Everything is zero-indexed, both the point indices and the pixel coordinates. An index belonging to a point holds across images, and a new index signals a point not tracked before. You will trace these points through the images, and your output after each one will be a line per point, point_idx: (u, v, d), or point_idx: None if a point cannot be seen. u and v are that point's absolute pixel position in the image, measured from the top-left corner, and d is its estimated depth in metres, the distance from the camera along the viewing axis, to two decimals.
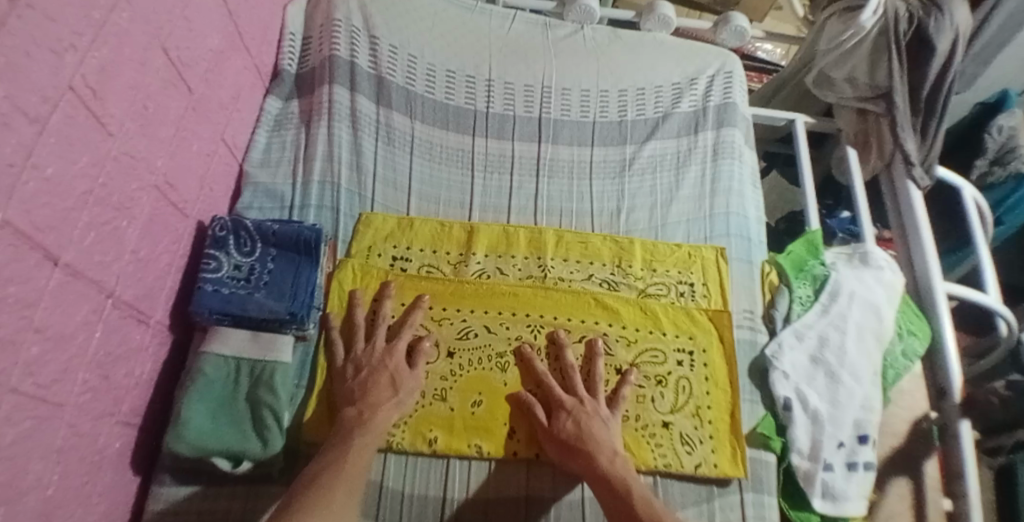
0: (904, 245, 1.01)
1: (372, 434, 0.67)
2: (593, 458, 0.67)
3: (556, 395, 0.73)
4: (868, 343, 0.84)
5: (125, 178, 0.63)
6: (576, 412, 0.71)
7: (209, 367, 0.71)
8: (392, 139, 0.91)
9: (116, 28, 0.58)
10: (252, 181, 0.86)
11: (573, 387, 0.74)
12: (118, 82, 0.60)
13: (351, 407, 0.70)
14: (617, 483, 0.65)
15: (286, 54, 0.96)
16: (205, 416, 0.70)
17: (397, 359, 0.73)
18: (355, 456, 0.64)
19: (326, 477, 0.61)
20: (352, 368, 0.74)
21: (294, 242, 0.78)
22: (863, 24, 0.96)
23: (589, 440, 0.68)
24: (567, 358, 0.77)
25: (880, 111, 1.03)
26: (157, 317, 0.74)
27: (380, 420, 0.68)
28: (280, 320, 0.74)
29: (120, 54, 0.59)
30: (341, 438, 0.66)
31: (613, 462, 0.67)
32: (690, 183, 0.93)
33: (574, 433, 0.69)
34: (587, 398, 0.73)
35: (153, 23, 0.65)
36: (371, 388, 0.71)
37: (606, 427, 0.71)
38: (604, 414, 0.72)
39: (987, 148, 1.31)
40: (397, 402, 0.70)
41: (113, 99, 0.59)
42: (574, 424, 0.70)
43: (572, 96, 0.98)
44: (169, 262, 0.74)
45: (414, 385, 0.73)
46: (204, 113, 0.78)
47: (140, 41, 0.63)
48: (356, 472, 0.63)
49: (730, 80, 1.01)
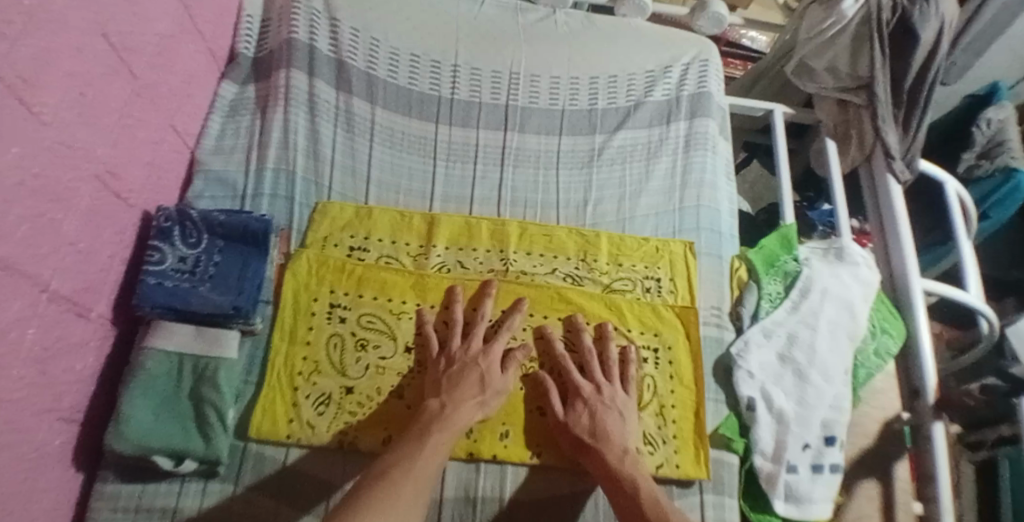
0: (882, 240, 0.98)
1: (449, 432, 0.65)
2: (602, 455, 0.66)
3: (575, 381, 0.73)
4: (839, 341, 0.82)
5: (62, 169, 0.60)
6: (592, 402, 0.71)
7: (151, 362, 0.69)
8: (351, 125, 0.87)
9: (50, 14, 0.55)
10: (204, 168, 0.83)
11: (591, 373, 0.74)
12: (53, 70, 0.56)
13: (434, 399, 0.68)
14: (625, 481, 0.64)
15: (243, 37, 0.93)
16: (148, 412, 0.67)
17: (490, 360, 0.72)
18: (429, 451, 0.62)
19: (395, 473, 0.58)
20: (444, 361, 0.73)
21: (241, 233, 0.75)
22: (845, 12, 0.94)
23: (602, 437, 0.68)
24: (585, 342, 0.76)
25: (862, 102, 1.00)
26: (99, 310, 0.71)
27: (463, 417, 0.67)
28: (223, 314, 0.71)
29: (55, 40, 0.56)
30: (419, 432, 0.64)
31: (623, 460, 0.66)
32: (660, 175, 0.90)
33: (589, 427, 0.69)
34: (603, 387, 0.72)
35: (93, 7, 0.61)
36: (461, 383, 0.69)
37: (620, 419, 0.70)
38: (620, 406, 0.71)
39: (975, 141, 1.28)
40: (482, 404, 0.69)
41: (48, 88, 0.56)
42: (590, 417, 0.70)
43: (541, 83, 0.94)
44: (112, 253, 0.71)
45: (502, 387, 0.71)
46: (152, 99, 0.75)
47: (78, 26, 0.59)
48: (426, 474, 0.60)
49: (705, 69, 0.98)
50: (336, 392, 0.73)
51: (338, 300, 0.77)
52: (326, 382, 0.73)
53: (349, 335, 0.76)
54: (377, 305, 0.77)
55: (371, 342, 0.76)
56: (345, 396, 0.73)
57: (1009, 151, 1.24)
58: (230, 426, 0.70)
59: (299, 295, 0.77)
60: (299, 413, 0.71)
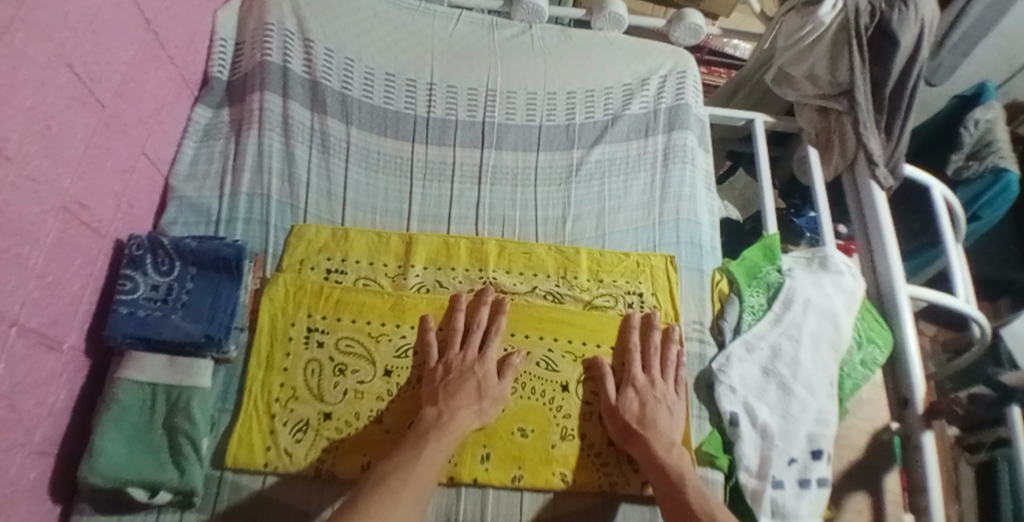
0: (867, 249, 0.97)
1: (448, 439, 0.66)
2: (649, 444, 0.69)
3: (634, 371, 0.75)
4: (824, 351, 0.81)
5: (27, 202, 0.58)
6: (644, 392, 0.73)
7: (123, 393, 0.68)
8: (327, 147, 0.87)
9: (8, 50, 0.54)
10: (177, 195, 0.83)
11: (650, 365, 0.76)
12: (14, 102, 0.55)
13: (431, 407, 0.69)
14: (672, 473, 0.67)
15: (216, 62, 0.93)
16: (120, 445, 0.66)
17: (487, 367, 0.73)
18: (426, 460, 0.64)
19: (394, 480, 0.61)
20: (442, 370, 0.73)
21: (214, 261, 0.74)
22: (821, 19, 0.93)
23: (650, 426, 0.70)
24: (654, 341, 0.78)
25: (842, 108, 0.99)
26: (70, 342, 0.68)
27: (460, 422, 0.68)
28: (195, 343, 0.70)
29: (16, 75, 0.55)
30: (418, 437, 0.66)
31: (669, 451, 0.69)
32: (638, 189, 0.90)
33: (638, 415, 0.71)
34: (658, 381, 0.75)
35: (55, 38, 0.60)
36: (457, 392, 0.70)
37: (668, 412, 0.73)
38: (669, 401, 0.74)
39: (964, 142, 1.27)
40: (478, 411, 0.70)
41: (10, 122, 0.55)
42: (640, 404, 0.72)
43: (518, 100, 0.94)
44: (82, 285, 0.70)
45: (498, 395, 0.72)
46: (119, 128, 0.74)
47: (40, 59, 0.58)
48: (427, 477, 0.62)
49: (683, 81, 0.97)
50: (314, 418, 0.72)
51: (315, 324, 0.76)
52: (303, 408, 0.72)
53: (326, 360, 0.74)
54: (355, 328, 0.76)
55: (349, 367, 0.74)
56: (323, 422, 0.71)
57: (998, 151, 1.24)
58: (205, 456, 0.69)
59: (276, 320, 0.76)
60: (276, 441, 0.70)
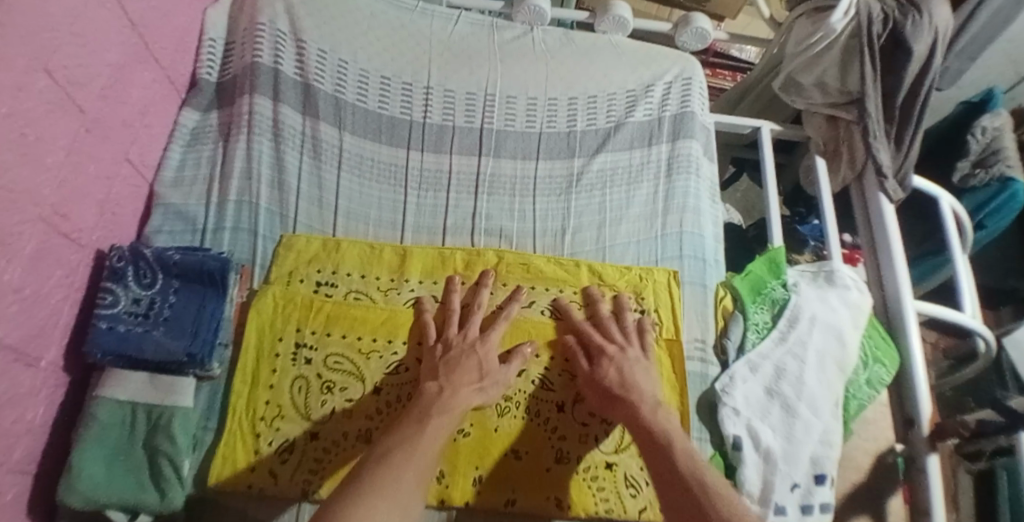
0: (874, 261, 0.95)
1: (450, 415, 0.63)
2: (635, 408, 0.66)
3: (596, 341, 0.73)
4: (830, 371, 0.79)
5: (6, 215, 0.55)
6: (617, 359, 0.71)
7: (103, 411, 0.65)
8: (318, 152, 0.84)
9: None
10: (163, 202, 0.80)
11: (610, 334, 0.74)
12: None
13: (433, 381, 0.67)
14: (658, 435, 0.63)
15: (205, 62, 0.90)
16: (100, 464, 0.64)
17: (489, 347, 0.71)
18: (430, 435, 0.60)
19: (400, 453, 0.57)
20: (441, 347, 0.71)
21: (198, 273, 0.72)
22: (833, 27, 0.89)
23: (632, 389, 0.68)
24: (602, 311, 0.77)
25: (852, 117, 0.96)
26: (49, 357, 0.65)
27: (462, 400, 0.65)
28: (177, 361, 0.67)
29: None
30: (418, 413, 0.62)
31: (655, 412, 0.66)
32: (641, 201, 0.87)
33: (618, 380, 0.69)
34: (625, 345, 0.73)
35: (35, 42, 0.56)
36: (459, 367, 0.68)
37: (645, 372, 0.71)
38: (643, 363, 0.72)
39: (969, 150, 1.23)
40: (480, 389, 0.67)
41: None
42: (617, 372, 0.70)
43: (517, 105, 0.91)
44: (63, 297, 0.66)
45: (502, 378, 0.69)
46: (103, 133, 0.70)
47: (20, 63, 0.54)
48: (429, 451, 0.59)
49: (688, 86, 0.94)
50: (300, 438, 0.69)
51: (304, 340, 0.73)
52: (290, 428, 0.69)
53: (314, 377, 0.71)
54: (345, 344, 0.73)
55: (338, 384, 0.71)
56: (309, 442, 0.69)
57: (1005, 160, 1.19)
58: (187, 478, 0.66)
59: (263, 334, 0.73)
60: (261, 461, 0.67)
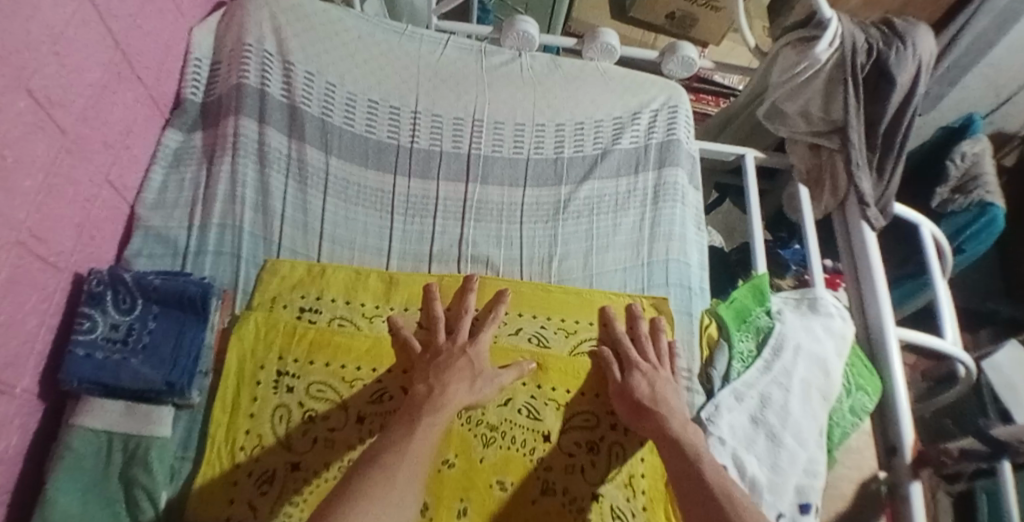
0: (856, 286, 0.96)
1: (440, 414, 0.62)
2: (664, 420, 0.67)
3: (633, 357, 0.74)
4: (815, 401, 0.79)
5: None
6: (650, 374, 0.72)
7: (78, 441, 0.63)
8: (304, 177, 0.83)
9: None
10: (143, 224, 0.78)
11: (646, 353, 0.76)
12: None
13: (422, 384, 0.66)
14: (687, 448, 0.64)
15: (190, 82, 0.89)
16: (74, 496, 0.61)
17: (479, 348, 0.71)
18: (421, 437, 0.58)
19: (388, 456, 0.55)
20: (431, 353, 0.71)
21: (178, 299, 0.70)
22: (817, 57, 0.91)
23: (662, 403, 0.69)
24: (640, 329, 0.78)
25: (834, 145, 0.98)
26: (23, 385, 0.63)
27: (454, 397, 0.64)
28: (156, 390, 0.66)
29: None
30: (411, 413, 0.61)
31: (684, 428, 0.67)
32: (626, 228, 0.88)
33: (648, 394, 0.70)
34: (660, 366, 0.74)
35: (14, 62, 0.55)
36: (450, 369, 0.68)
37: (676, 393, 0.72)
38: (675, 385, 0.73)
39: (949, 175, 1.26)
40: (473, 391, 0.66)
41: None
42: (649, 385, 0.71)
43: (505, 131, 0.91)
44: (38, 322, 0.64)
45: (495, 377, 0.69)
46: (82, 154, 0.69)
47: None
48: (422, 450, 0.57)
49: (675, 114, 0.95)
50: (282, 468, 0.67)
51: (286, 367, 0.72)
52: (269, 458, 0.67)
53: (296, 406, 0.70)
54: (328, 373, 0.72)
55: (319, 413, 0.70)
56: (289, 474, 0.67)
57: (984, 185, 1.21)
58: (164, 510, 0.65)
59: (244, 362, 0.71)
60: (240, 492, 0.65)
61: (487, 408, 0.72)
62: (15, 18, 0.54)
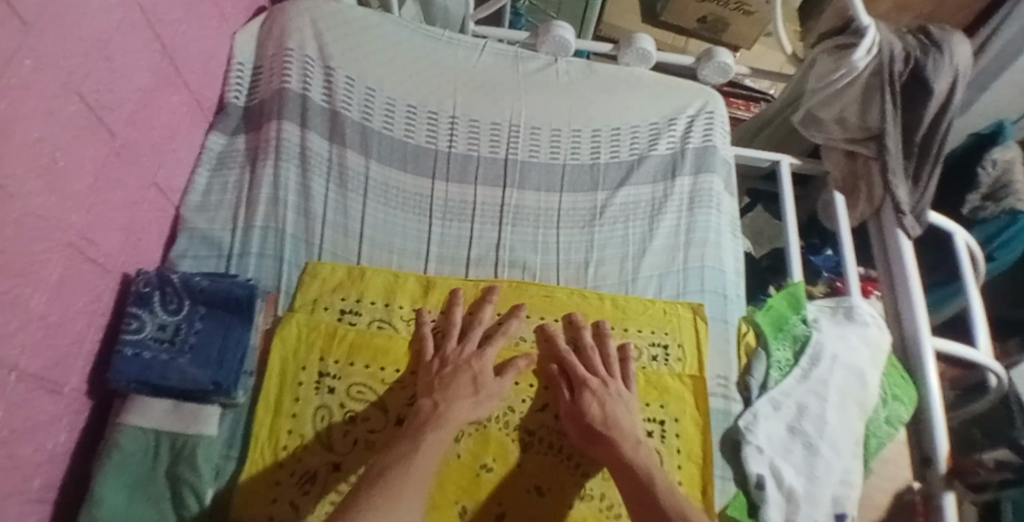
0: (891, 296, 0.95)
1: (446, 428, 0.63)
2: (615, 445, 0.66)
3: (580, 374, 0.73)
4: (850, 410, 0.79)
5: (29, 240, 0.53)
6: (598, 393, 0.70)
7: (125, 439, 0.65)
8: (344, 181, 0.84)
9: (16, 79, 0.49)
10: (189, 227, 0.80)
11: (593, 368, 0.73)
12: (21, 135, 0.50)
13: (427, 399, 0.67)
14: (640, 472, 0.63)
15: (233, 86, 0.90)
16: (121, 494, 0.63)
17: (484, 362, 0.71)
18: (427, 452, 0.59)
19: (399, 469, 0.56)
20: (437, 363, 0.72)
21: (224, 300, 0.71)
22: (856, 64, 0.90)
23: (614, 428, 0.67)
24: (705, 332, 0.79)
25: (870, 152, 0.97)
26: (71, 384, 0.64)
27: (457, 413, 0.65)
28: (203, 390, 0.67)
29: (21, 105, 0.50)
30: (416, 429, 0.62)
31: (636, 449, 0.66)
32: (664, 233, 0.88)
33: (600, 418, 0.68)
34: (609, 380, 0.72)
35: (64, 66, 0.56)
36: (452, 383, 0.68)
37: (628, 411, 0.70)
38: (626, 399, 0.71)
39: (980, 182, 1.23)
40: (475, 404, 0.67)
41: (14, 157, 0.49)
42: (599, 407, 0.69)
43: (542, 136, 0.92)
44: (86, 323, 0.65)
45: (497, 391, 0.70)
46: (130, 157, 0.70)
47: (48, 89, 0.54)
48: (428, 463, 0.58)
49: (712, 122, 0.95)
50: (323, 469, 0.68)
51: (327, 369, 0.73)
52: (311, 458, 0.68)
53: (337, 407, 0.71)
54: (367, 375, 0.73)
55: (360, 415, 0.71)
56: (331, 475, 0.67)
57: (1015, 193, 1.19)
58: (208, 509, 0.66)
59: (286, 364, 0.73)
60: (282, 492, 0.66)
61: (525, 414, 0.73)
62: (65, 24, 0.55)
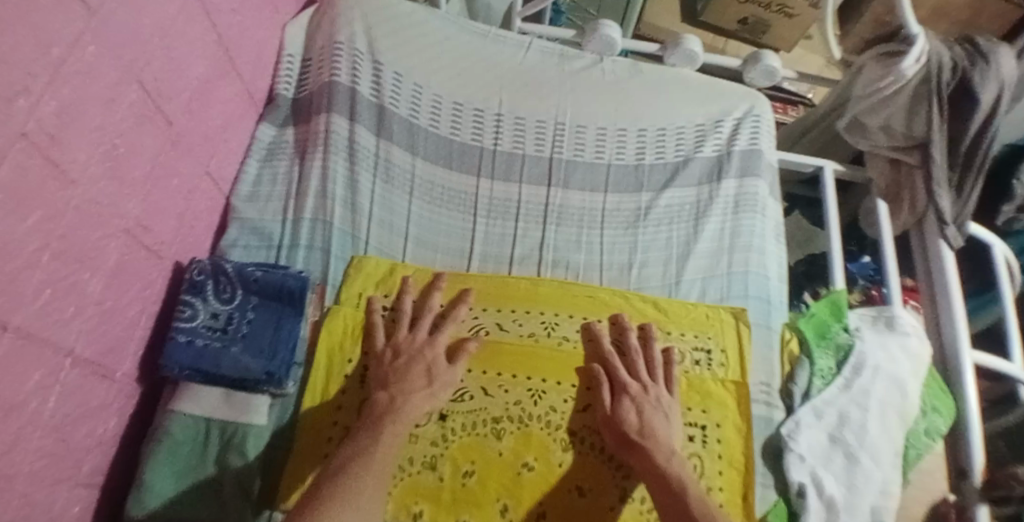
0: (931, 307, 0.94)
1: (404, 423, 0.64)
2: (649, 454, 0.66)
3: (622, 380, 0.73)
4: (891, 421, 0.78)
5: (89, 227, 0.54)
6: (638, 399, 0.71)
7: (176, 426, 0.66)
8: (390, 176, 0.85)
9: (81, 65, 0.48)
10: (239, 217, 0.81)
11: (635, 373, 0.74)
12: (85, 121, 0.50)
13: (382, 392, 0.68)
14: (673, 481, 0.63)
15: (283, 78, 0.91)
16: (170, 481, 0.64)
17: (437, 351, 0.72)
18: (384, 448, 0.61)
19: (355, 466, 0.59)
20: (390, 352, 0.72)
21: (277, 292, 0.72)
22: (903, 72, 0.90)
23: (648, 437, 0.67)
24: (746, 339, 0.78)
25: (915, 161, 0.96)
26: (123, 370, 0.65)
27: (411, 407, 0.66)
28: (255, 380, 0.68)
29: (86, 91, 0.50)
30: (372, 424, 0.64)
31: (670, 461, 0.66)
32: (708, 236, 0.87)
33: (636, 425, 0.68)
34: (649, 386, 0.72)
35: (127, 54, 0.56)
36: (405, 374, 0.69)
37: (665, 418, 0.70)
38: (665, 406, 0.71)
39: (1017, 194, 1.21)
40: (428, 393, 0.68)
41: (77, 144, 0.49)
42: (637, 411, 0.70)
43: (587, 135, 0.92)
44: (139, 310, 0.66)
45: (450, 379, 0.70)
46: (186, 147, 0.71)
47: (111, 76, 0.54)
48: (385, 462, 0.60)
49: (758, 125, 0.95)
50: None
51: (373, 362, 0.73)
52: None
53: None
54: None
55: None
56: None
57: None
58: (253, 499, 0.66)
59: (333, 356, 0.73)
60: None
61: (568, 415, 0.73)
62: (129, 11, 0.55)
